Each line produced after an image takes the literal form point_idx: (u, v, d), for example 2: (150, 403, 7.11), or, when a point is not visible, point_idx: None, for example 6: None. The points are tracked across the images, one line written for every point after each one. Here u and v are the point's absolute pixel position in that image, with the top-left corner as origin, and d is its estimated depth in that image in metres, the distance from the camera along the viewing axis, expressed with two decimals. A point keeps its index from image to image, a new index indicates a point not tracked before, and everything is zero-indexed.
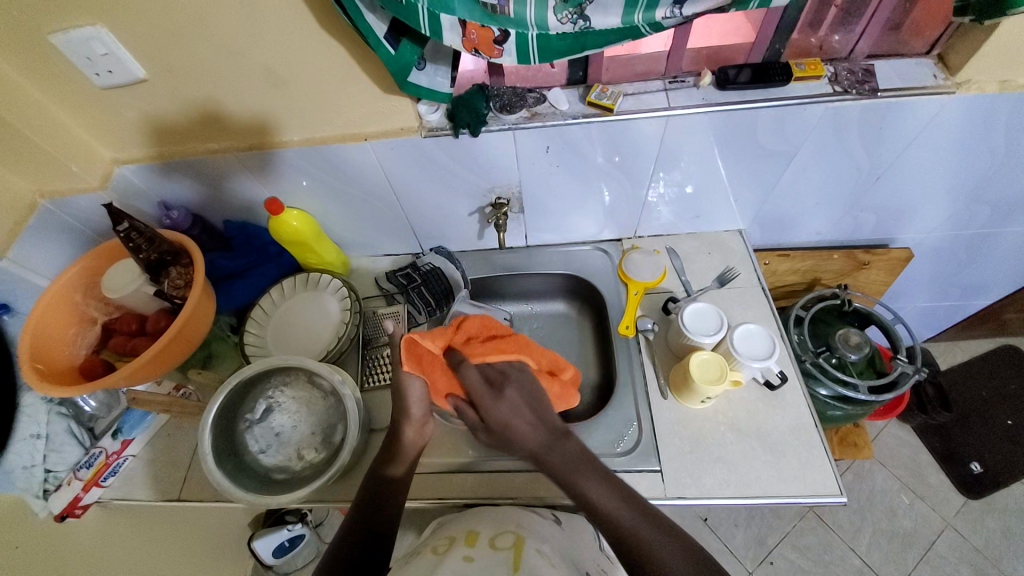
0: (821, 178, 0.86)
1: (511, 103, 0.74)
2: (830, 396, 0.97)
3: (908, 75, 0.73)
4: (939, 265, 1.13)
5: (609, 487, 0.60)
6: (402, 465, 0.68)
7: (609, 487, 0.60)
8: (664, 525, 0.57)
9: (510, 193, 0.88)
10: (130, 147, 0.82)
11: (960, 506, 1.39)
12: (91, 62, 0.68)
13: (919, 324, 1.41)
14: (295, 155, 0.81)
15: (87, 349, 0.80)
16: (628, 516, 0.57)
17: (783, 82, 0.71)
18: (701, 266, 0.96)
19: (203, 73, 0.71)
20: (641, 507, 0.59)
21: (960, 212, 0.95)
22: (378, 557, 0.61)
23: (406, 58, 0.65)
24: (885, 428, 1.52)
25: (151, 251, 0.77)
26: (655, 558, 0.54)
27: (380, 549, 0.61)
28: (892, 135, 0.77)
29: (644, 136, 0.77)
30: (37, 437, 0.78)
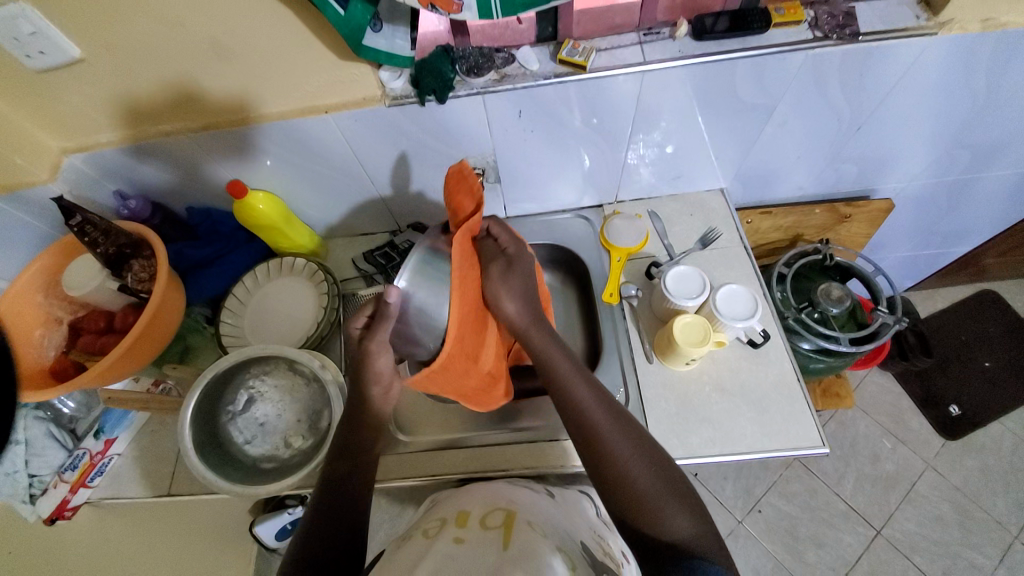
0: (803, 130, 0.83)
1: (478, 65, 0.69)
2: (811, 350, 0.99)
3: (889, 16, 0.70)
4: (920, 214, 1.13)
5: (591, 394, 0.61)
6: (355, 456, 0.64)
7: (591, 396, 0.61)
8: (637, 439, 0.58)
9: (485, 162, 0.84)
10: (74, 135, 0.77)
11: (939, 447, 1.45)
12: (19, 43, 0.61)
13: (900, 274, 1.43)
14: (252, 133, 0.77)
15: (55, 350, 0.77)
16: (600, 415, 0.59)
17: (761, 29, 0.68)
18: (683, 228, 0.95)
19: (140, 47, 0.65)
20: (617, 414, 0.60)
21: (940, 159, 0.94)
22: (353, 549, 0.57)
23: (357, 18, 0.60)
24: (867, 377, 1.56)
25: (109, 244, 0.73)
26: (621, 468, 0.56)
27: (356, 542, 0.58)
28: (873, 82, 0.75)
29: (620, 94, 0.73)
30: (15, 443, 0.77)
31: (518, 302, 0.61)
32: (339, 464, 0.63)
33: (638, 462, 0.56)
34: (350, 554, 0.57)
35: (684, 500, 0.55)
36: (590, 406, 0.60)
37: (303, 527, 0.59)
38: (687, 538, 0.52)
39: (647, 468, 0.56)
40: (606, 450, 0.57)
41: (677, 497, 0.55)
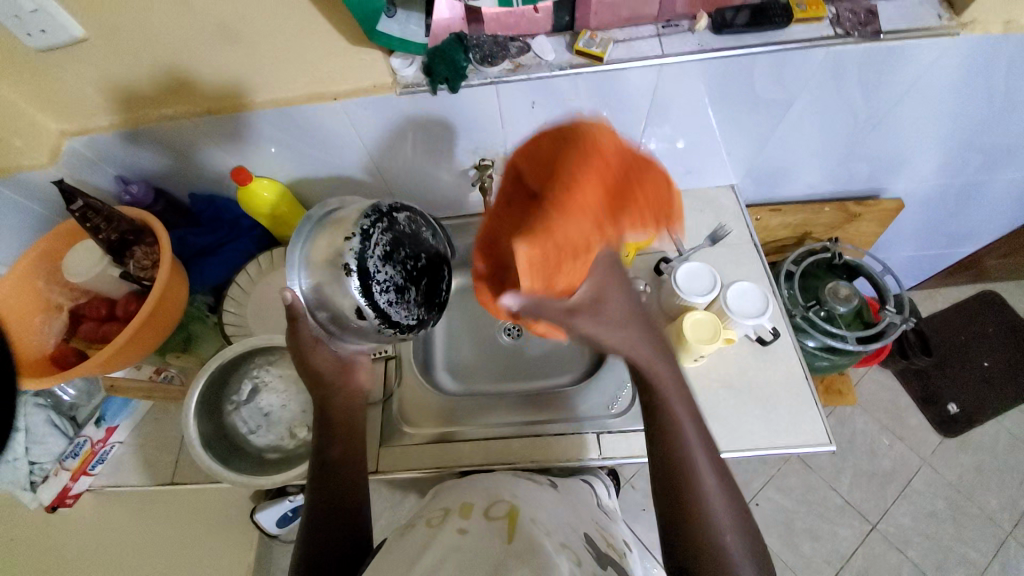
0: (818, 128, 0.83)
1: (492, 54, 0.68)
2: (817, 347, 0.99)
3: (910, 16, 0.69)
4: (928, 215, 1.13)
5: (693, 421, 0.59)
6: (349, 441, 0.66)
7: (693, 427, 0.59)
8: (724, 481, 0.57)
9: (495, 153, 0.83)
10: (74, 117, 0.74)
11: (935, 444, 1.47)
12: (19, 21, 0.60)
13: (903, 273, 1.43)
14: (258, 120, 0.75)
15: (57, 338, 0.76)
16: (697, 447, 0.57)
17: (783, 24, 0.66)
18: (693, 224, 0.94)
19: (146, 27, 0.63)
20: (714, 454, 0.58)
21: (952, 161, 0.93)
22: (353, 530, 0.59)
23: (372, 2, 0.59)
24: (866, 375, 1.57)
25: (110, 230, 0.71)
26: (705, 507, 0.54)
27: (358, 525, 0.60)
28: (892, 81, 0.74)
29: (635, 87, 0.72)
30: (14, 430, 0.76)
31: (628, 333, 0.59)
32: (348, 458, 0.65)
33: (722, 498, 0.55)
34: (349, 535, 0.59)
35: (749, 536, 0.55)
36: (688, 434, 0.58)
37: (308, 502, 0.61)
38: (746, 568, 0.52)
39: (731, 508, 0.56)
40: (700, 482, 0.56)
41: (746, 542, 0.54)
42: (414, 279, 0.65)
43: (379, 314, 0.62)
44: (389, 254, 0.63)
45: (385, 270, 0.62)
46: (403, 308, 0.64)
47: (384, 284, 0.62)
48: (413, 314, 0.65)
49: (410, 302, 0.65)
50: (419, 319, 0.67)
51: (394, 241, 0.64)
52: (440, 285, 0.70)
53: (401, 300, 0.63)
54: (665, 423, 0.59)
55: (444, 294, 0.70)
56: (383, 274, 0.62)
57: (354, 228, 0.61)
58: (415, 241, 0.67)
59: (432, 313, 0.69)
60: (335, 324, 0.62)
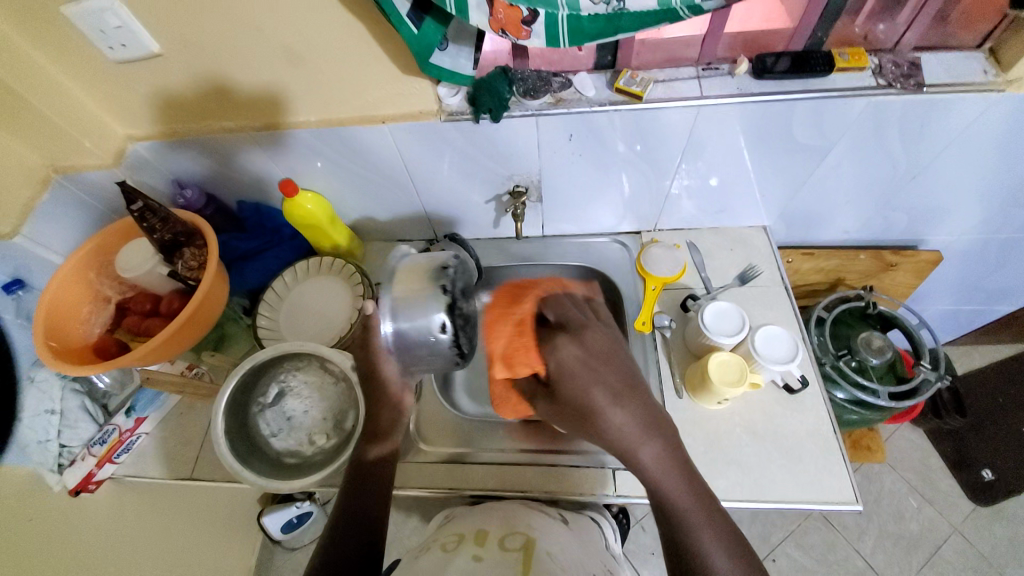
0: (854, 175, 0.82)
1: (535, 87, 0.71)
2: (847, 400, 0.96)
3: (955, 70, 0.68)
4: (968, 269, 1.09)
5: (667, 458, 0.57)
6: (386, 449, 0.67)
7: (672, 464, 0.57)
8: (706, 506, 0.56)
9: (529, 181, 0.85)
10: (142, 123, 0.80)
11: (969, 511, 1.38)
12: (105, 34, 0.66)
13: (940, 327, 1.38)
14: (309, 136, 0.79)
15: (101, 328, 0.80)
16: (666, 474, 0.57)
17: (825, 72, 0.67)
18: (722, 263, 0.93)
19: (218, 47, 0.68)
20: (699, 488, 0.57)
21: (996, 216, 0.91)
22: (371, 547, 0.61)
23: (429, 37, 0.62)
24: (897, 431, 1.50)
25: (165, 231, 0.76)
26: (693, 539, 0.54)
27: (373, 539, 0.62)
28: (933, 133, 0.73)
29: (672, 126, 0.73)
30: (52, 412, 0.79)
31: (619, 404, 0.57)
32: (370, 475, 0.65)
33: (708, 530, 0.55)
34: (369, 547, 0.61)
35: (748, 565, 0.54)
36: (658, 467, 0.57)
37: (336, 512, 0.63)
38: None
39: (718, 533, 0.55)
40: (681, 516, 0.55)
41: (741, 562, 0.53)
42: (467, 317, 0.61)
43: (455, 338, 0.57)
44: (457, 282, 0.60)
45: (468, 302, 0.59)
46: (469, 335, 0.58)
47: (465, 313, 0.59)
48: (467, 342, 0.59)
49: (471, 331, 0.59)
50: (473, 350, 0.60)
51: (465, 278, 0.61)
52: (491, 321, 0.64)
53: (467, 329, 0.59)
54: (634, 460, 0.57)
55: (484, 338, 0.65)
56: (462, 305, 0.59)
57: (449, 255, 0.60)
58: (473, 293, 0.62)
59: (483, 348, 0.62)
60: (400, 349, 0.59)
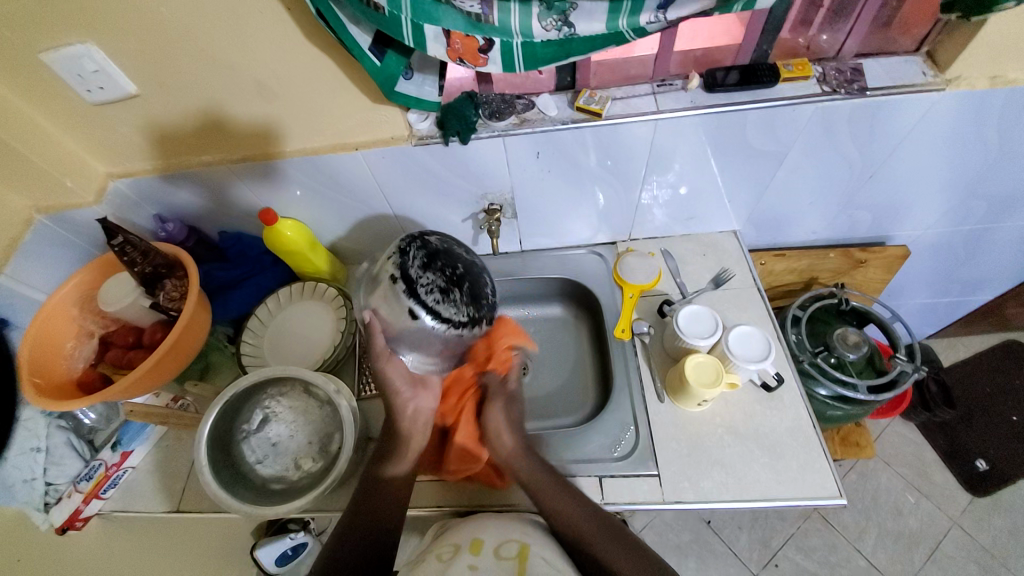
0: (816, 177, 0.85)
1: (500, 110, 0.74)
2: (829, 396, 0.97)
3: (897, 73, 0.72)
4: (938, 262, 1.12)
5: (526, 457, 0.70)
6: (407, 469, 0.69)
7: (556, 485, 0.67)
8: (605, 525, 0.64)
9: (503, 199, 0.88)
10: (121, 161, 0.83)
11: (966, 503, 1.38)
12: (82, 79, 0.68)
13: (919, 320, 1.40)
14: (285, 165, 0.82)
15: (85, 362, 0.81)
16: (550, 490, 0.66)
17: (770, 82, 0.71)
18: (695, 268, 0.96)
19: (192, 84, 0.71)
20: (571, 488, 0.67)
21: (957, 208, 0.94)
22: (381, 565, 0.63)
23: (391, 68, 0.65)
24: (888, 426, 1.51)
25: (146, 264, 0.77)
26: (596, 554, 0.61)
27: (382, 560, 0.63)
28: (884, 133, 0.77)
29: (634, 140, 0.77)
30: (37, 450, 0.78)
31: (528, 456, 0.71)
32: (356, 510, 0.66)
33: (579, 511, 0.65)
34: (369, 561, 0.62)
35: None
36: (541, 480, 0.68)
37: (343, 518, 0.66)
38: None
39: (613, 541, 0.62)
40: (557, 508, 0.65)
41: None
42: (456, 281, 0.65)
43: (430, 312, 0.63)
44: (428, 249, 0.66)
45: (444, 309, 0.63)
46: (449, 308, 0.63)
47: (428, 286, 0.63)
48: (464, 312, 0.64)
49: (457, 301, 0.64)
50: (471, 318, 0.65)
51: (431, 253, 0.66)
52: (484, 288, 0.68)
53: (447, 299, 0.63)
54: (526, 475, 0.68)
55: (489, 296, 0.69)
56: (426, 279, 0.63)
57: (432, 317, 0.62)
58: (476, 290, 0.66)
59: (482, 315, 0.66)
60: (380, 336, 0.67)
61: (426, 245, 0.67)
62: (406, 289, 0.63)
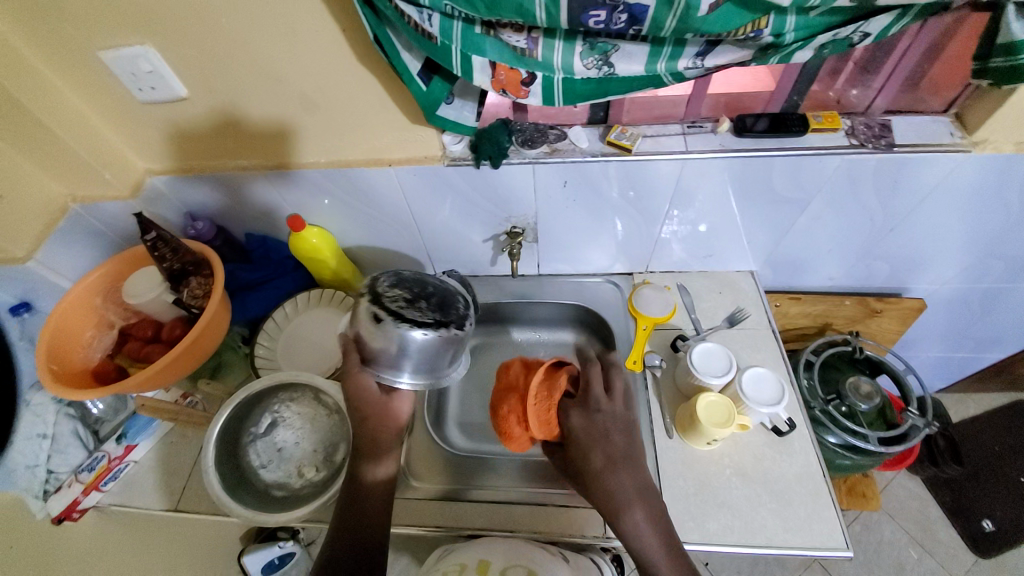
0: (837, 225, 0.86)
1: (532, 138, 0.77)
2: (838, 445, 0.95)
3: (924, 132, 0.74)
4: (953, 317, 1.12)
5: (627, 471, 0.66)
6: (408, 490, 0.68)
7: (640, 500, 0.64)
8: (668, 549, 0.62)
9: (525, 223, 0.89)
10: (159, 157, 0.85)
11: (970, 565, 1.34)
12: (135, 78, 0.71)
13: (930, 374, 1.39)
14: (319, 175, 0.84)
15: (102, 353, 0.81)
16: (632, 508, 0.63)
17: (800, 132, 0.73)
18: (711, 305, 0.97)
19: (239, 92, 0.74)
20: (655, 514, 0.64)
21: (976, 266, 0.95)
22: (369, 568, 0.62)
23: (436, 94, 0.67)
24: (894, 479, 1.48)
25: (175, 260, 0.79)
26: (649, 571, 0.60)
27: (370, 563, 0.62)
28: (907, 188, 0.78)
29: (660, 176, 0.78)
30: (44, 437, 0.79)
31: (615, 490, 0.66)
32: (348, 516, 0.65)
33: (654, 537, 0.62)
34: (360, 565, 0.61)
35: None
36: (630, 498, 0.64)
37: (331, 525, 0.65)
38: None
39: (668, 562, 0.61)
40: (640, 540, 0.62)
41: None
42: (423, 294, 0.64)
43: (394, 316, 0.60)
44: (399, 278, 0.66)
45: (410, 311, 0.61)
46: (414, 312, 0.62)
47: (393, 296, 0.63)
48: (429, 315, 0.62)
49: (423, 308, 0.63)
50: (440, 321, 0.62)
51: (399, 280, 0.66)
52: (455, 300, 0.66)
53: (413, 306, 0.62)
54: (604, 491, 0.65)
55: (460, 309, 0.66)
56: (392, 294, 0.63)
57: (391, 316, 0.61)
58: (443, 302, 0.65)
59: (453, 319, 0.63)
60: (373, 361, 0.64)
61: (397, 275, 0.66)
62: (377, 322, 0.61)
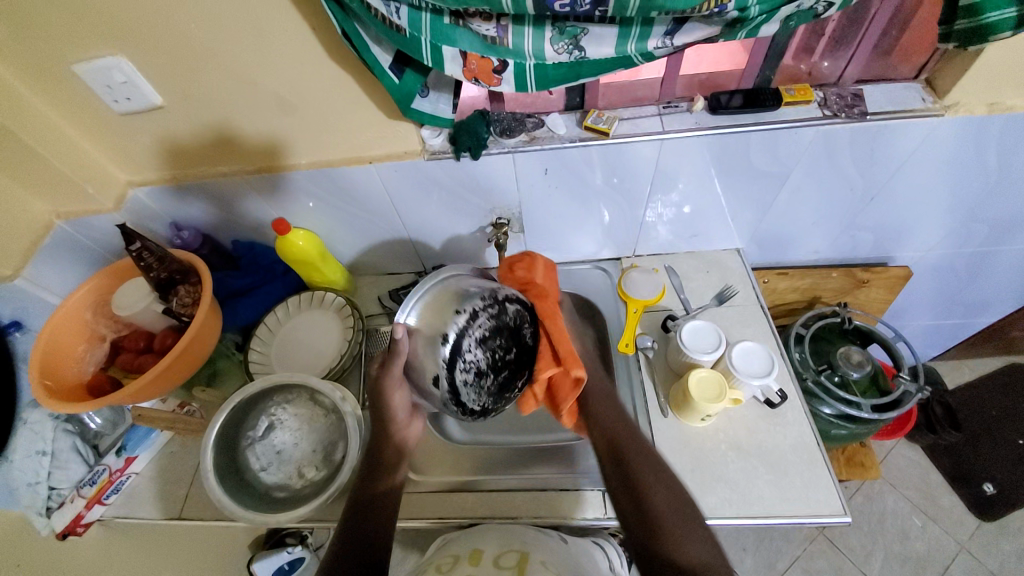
0: (818, 197, 0.87)
1: (510, 128, 0.77)
2: (833, 415, 0.96)
3: (896, 99, 0.75)
4: (941, 284, 1.13)
5: (621, 424, 0.72)
6: (398, 476, 0.72)
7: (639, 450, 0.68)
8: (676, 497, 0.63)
9: (510, 213, 0.90)
10: (141, 170, 0.85)
11: (974, 529, 1.36)
12: (110, 90, 0.71)
13: (923, 342, 1.41)
14: (302, 177, 0.84)
15: (95, 366, 0.82)
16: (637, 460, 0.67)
17: (774, 106, 0.73)
18: (699, 285, 0.97)
19: (216, 98, 0.74)
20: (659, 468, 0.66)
21: (958, 231, 0.96)
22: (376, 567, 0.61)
23: (409, 86, 0.67)
24: (893, 449, 1.50)
25: (161, 270, 0.79)
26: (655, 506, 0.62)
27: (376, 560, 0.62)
28: (884, 156, 0.79)
29: (641, 158, 0.79)
30: (43, 453, 0.79)
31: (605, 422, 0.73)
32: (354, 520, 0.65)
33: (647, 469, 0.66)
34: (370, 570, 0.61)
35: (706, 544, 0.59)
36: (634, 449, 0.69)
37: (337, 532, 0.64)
38: (701, 565, 0.56)
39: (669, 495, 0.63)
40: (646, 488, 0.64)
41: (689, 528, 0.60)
42: (497, 367, 0.67)
43: (451, 388, 0.66)
44: (501, 318, 0.68)
45: (474, 352, 0.66)
46: (473, 394, 0.66)
47: (467, 364, 0.66)
48: (480, 401, 0.67)
49: (484, 388, 0.67)
50: (486, 407, 0.68)
51: (497, 321, 0.68)
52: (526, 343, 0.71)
53: (479, 386, 0.66)
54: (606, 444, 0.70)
55: (513, 391, 0.71)
56: (471, 358, 0.65)
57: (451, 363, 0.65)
58: (516, 334, 0.70)
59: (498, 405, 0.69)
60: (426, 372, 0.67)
61: (502, 309, 0.69)
62: (450, 356, 0.65)
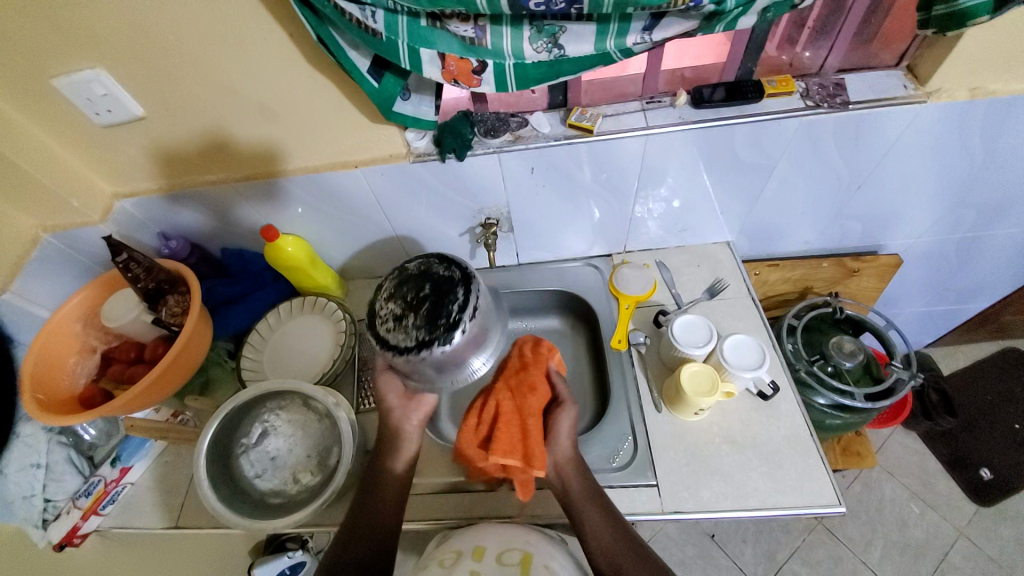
0: (805, 188, 0.87)
1: (495, 127, 0.77)
2: (827, 405, 0.97)
3: (878, 87, 0.75)
4: (932, 270, 1.13)
5: (584, 487, 0.66)
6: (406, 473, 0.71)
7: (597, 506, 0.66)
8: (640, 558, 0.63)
9: (498, 213, 0.90)
10: (127, 180, 0.85)
11: (972, 514, 1.36)
12: (91, 102, 0.71)
13: (917, 328, 1.41)
14: (288, 183, 0.84)
15: (86, 378, 0.81)
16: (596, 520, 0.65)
17: (755, 99, 0.73)
18: (690, 279, 0.98)
19: (197, 106, 0.73)
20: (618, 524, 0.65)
21: (946, 217, 0.96)
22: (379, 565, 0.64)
23: (390, 90, 0.67)
24: (890, 436, 1.50)
25: (149, 280, 0.79)
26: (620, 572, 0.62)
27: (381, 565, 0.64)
28: (868, 146, 0.79)
29: (626, 154, 0.79)
30: (38, 466, 0.79)
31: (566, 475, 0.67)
32: (358, 528, 0.66)
33: (606, 528, 0.64)
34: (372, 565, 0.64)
35: None
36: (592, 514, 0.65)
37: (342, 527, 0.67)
38: None
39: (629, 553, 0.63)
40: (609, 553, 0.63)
41: None
42: (415, 305, 0.58)
43: (382, 340, 0.59)
44: (427, 271, 0.61)
45: (387, 305, 0.60)
46: (401, 335, 0.57)
47: (388, 316, 0.60)
48: (411, 336, 0.56)
49: (410, 326, 0.57)
50: (422, 341, 0.56)
51: (420, 272, 0.61)
52: (446, 306, 0.57)
53: (400, 327, 0.58)
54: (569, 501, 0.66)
55: (453, 315, 0.57)
56: (385, 310, 0.60)
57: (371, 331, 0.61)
58: (426, 276, 0.61)
59: (436, 336, 0.56)
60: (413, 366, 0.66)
61: (429, 263, 0.62)
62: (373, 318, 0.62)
